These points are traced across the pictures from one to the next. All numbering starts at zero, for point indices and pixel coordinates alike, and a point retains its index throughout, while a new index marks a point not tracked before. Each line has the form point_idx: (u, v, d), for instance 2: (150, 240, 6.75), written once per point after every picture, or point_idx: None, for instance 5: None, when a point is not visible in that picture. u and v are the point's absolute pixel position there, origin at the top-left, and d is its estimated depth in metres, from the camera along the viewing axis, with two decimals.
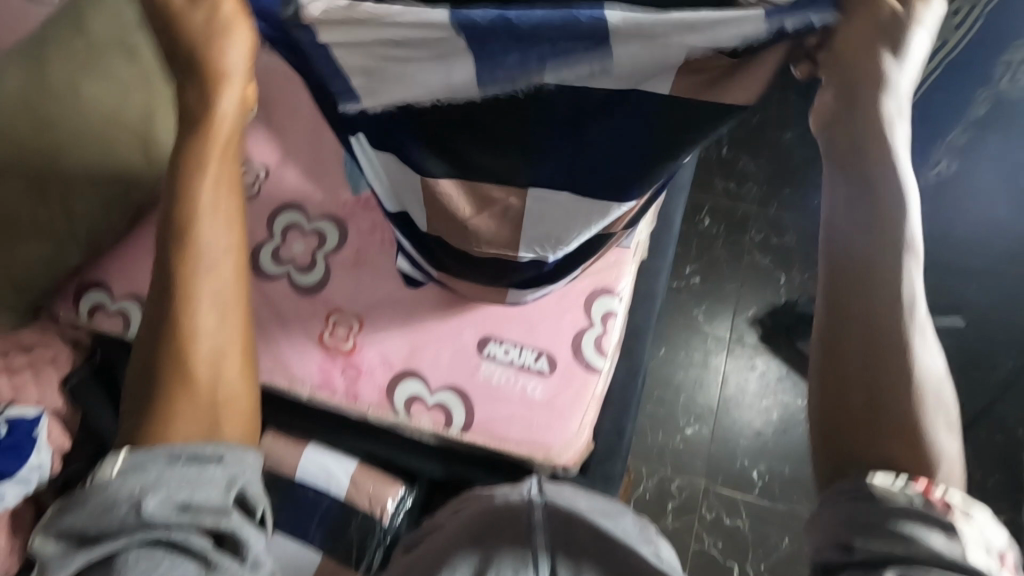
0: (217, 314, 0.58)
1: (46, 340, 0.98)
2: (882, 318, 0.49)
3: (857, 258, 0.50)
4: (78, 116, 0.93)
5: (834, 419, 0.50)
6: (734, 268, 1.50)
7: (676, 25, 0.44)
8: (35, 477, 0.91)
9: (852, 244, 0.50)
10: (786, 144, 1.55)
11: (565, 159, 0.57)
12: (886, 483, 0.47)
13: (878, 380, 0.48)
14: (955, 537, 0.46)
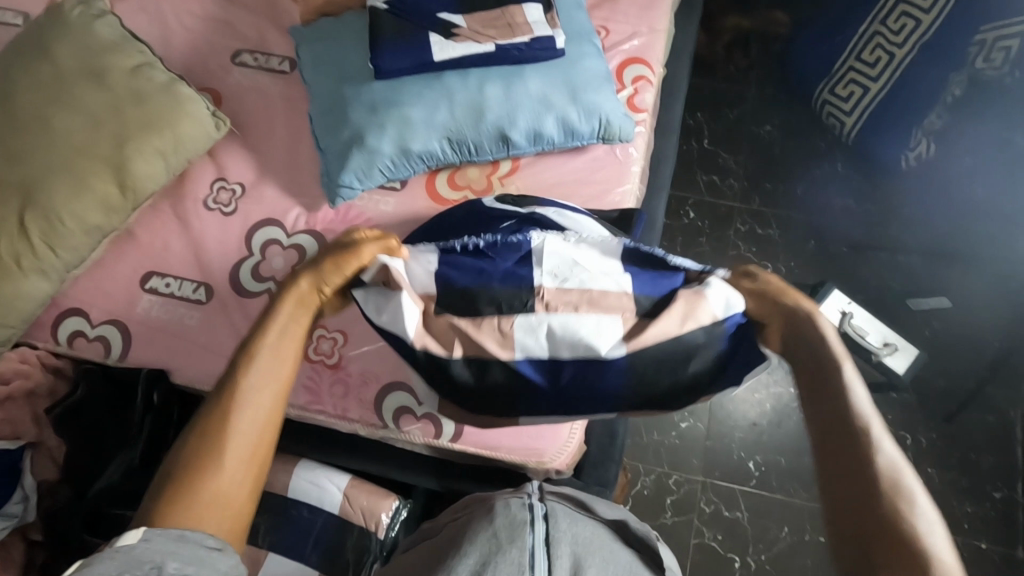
0: (258, 414, 0.62)
1: (24, 371, 0.94)
2: (853, 441, 0.58)
3: (816, 384, 0.63)
4: (47, 143, 0.92)
5: (842, 536, 0.55)
6: (719, 259, 1.51)
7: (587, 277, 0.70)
8: (20, 511, 0.89)
9: (820, 387, 0.63)
10: (764, 136, 1.61)
11: (571, 400, 0.71)
12: None
13: (867, 494, 0.55)
14: None
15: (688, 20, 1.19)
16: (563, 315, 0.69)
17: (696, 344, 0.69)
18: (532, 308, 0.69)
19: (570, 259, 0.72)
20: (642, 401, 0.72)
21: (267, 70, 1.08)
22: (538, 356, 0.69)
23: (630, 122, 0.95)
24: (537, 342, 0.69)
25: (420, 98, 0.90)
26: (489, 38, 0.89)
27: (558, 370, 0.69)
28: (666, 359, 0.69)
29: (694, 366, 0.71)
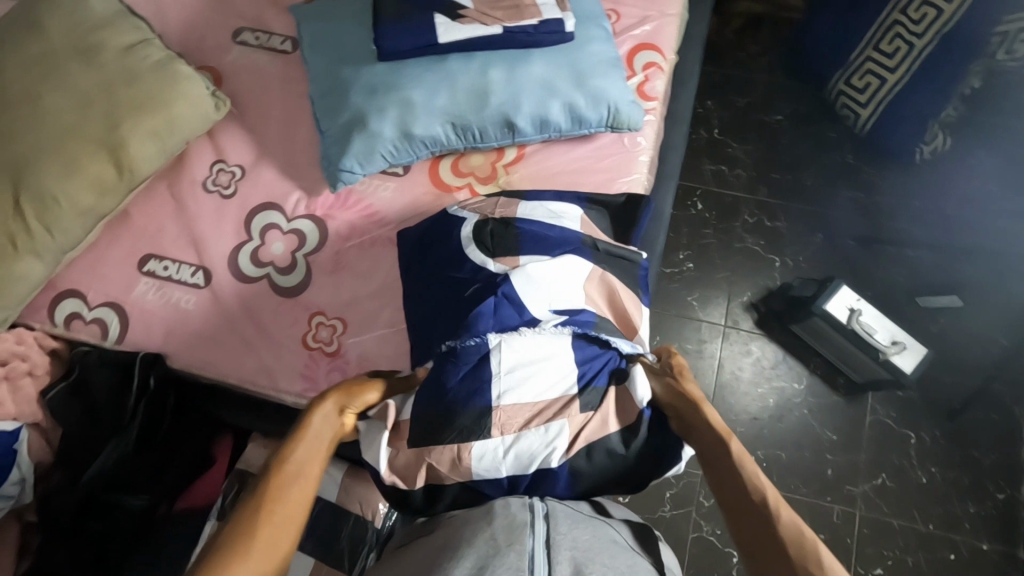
0: (294, 507, 0.60)
1: (21, 353, 0.93)
2: (760, 529, 0.60)
3: (717, 471, 0.66)
4: (39, 121, 0.89)
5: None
6: (725, 251, 1.49)
7: (534, 390, 0.71)
8: (16, 492, 0.89)
9: (705, 445, 0.68)
10: (774, 125, 1.57)
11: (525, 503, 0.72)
12: None
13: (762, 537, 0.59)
14: None
15: (701, 3, 1.16)
16: (514, 434, 0.69)
17: (627, 450, 0.71)
18: (486, 433, 0.69)
19: (520, 371, 0.71)
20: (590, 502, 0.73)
21: (267, 49, 1.06)
22: (494, 476, 0.68)
23: (638, 111, 0.92)
24: (493, 465, 0.68)
25: (423, 80, 0.87)
26: (496, 21, 0.85)
27: (515, 488, 0.69)
28: (604, 466, 0.71)
29: (635, 458, 0.72)
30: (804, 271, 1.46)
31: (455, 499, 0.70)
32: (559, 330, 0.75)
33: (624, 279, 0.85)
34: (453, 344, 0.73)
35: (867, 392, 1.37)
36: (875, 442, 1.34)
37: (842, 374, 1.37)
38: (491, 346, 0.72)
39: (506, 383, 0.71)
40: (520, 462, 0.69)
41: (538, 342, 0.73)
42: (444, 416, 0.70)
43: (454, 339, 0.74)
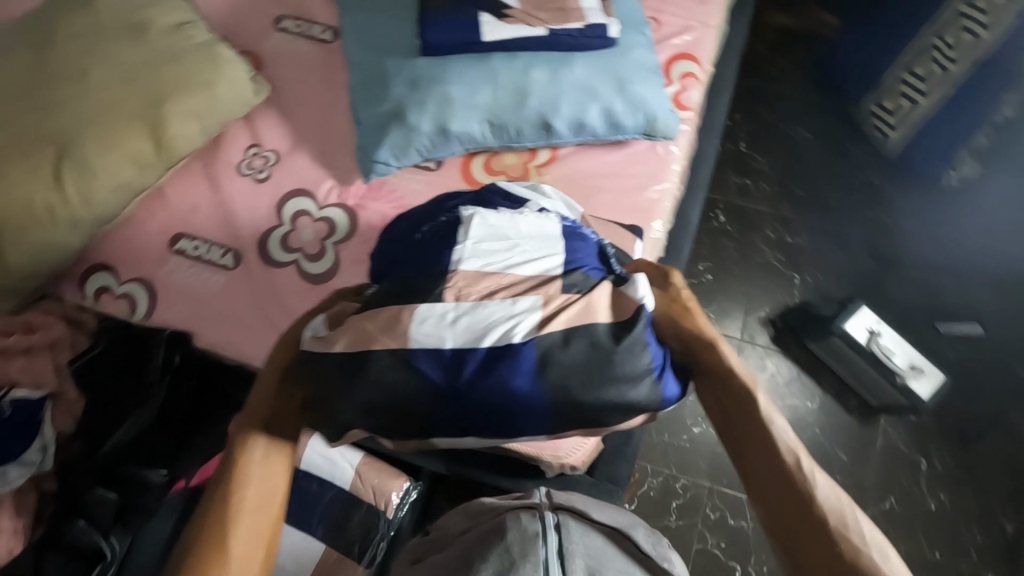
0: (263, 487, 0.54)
1: (48, 321, 0.94)
2: (803, 519, 0.47)
3: (736, 434, 0.53)
4: (82, 93, 0.90)
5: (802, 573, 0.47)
6: (746, 265, 1.48)
7: (507, 260, 0.58)
8: (40, 458, 0.88)
9: (728, 400, 0.54)
10: (799, 139, 1.55)
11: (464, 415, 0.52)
12: None
13: (802, 522, 0.47)
14: None
15: (740, 17, 1.16)
16: (472, 300, 0.54)
17: (615, 342, 0.52)
18: (438, 295, 0.54)
19: (493, 237, 0.59)
20: (558, 426, 0.52)
21: (308, 37, 1.07)
22: (435, 344, 0.51)
23: (675, 122, 0.93)
24: (437, 327, 0.52)
25: (464, 77, 0.88)
26: (541, 22, 0.85)
27: (459, 365, 0.51)
28: (587, 366, 0.51)
29: (628, 359, 0.52)
30: (824, 289, 1.44)
31: (379, 377, 0.51)
32: (547, 219, 0.64)
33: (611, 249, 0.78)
34: (426, 232, 0.64)
35: (881, 415, 1.36)
36: (885, 466, 1.33)
37: (855, 395, 1.37)
38: (465, 216, 0.61)
39: (476, 245, 0.58)
40: (472, 330, 0.52)
41: (520, 219, 0.62)
42: (405, 281, 0.57)
43: (428, 229, 0.64)
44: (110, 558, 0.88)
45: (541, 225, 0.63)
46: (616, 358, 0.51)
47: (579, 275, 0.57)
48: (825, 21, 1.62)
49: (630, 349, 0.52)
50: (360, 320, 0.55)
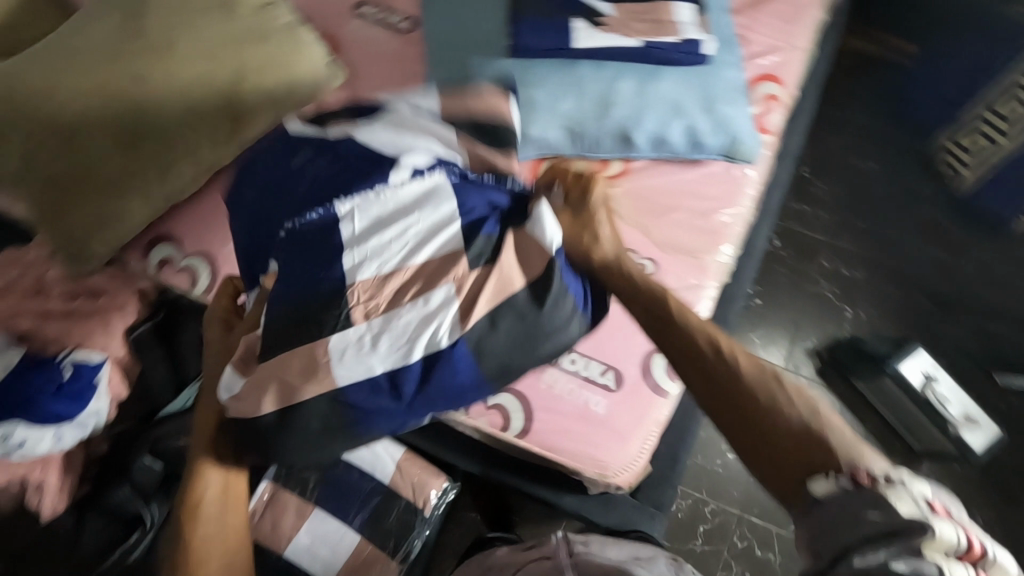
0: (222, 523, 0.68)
1: (116, 288, 0.95)
2: (757, 396, 0.61)
3: (669, 341, 0.69)
4: (166, 66, 0.90)
5: (747, 439, 0.59)
6: (797, 293, 1.44)
7: (407, 251, 0.67)
8: (92, 422, 0.92)
9: (655, 315, 0.70)
10: (866, 169, 1.49)
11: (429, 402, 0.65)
12: (827, 484, 0.53)
13: (731, 391, 0.62)
14: (894, 508, 0.48)
15: (828, 45, 1.13)
16: (379, 319, 0.64)
17: (535, 304, 0.66)
18: (347, 320, 0.63)
19: (384, 241, 0.67)
20: (504, 380, 0.68)
21: (386, 26, 1.06)
22: (369, 375, 0.63)
23: (757, 147, 0.90)
24: (359, 356, 0.63)
25: (548, 82, 0.86)
26: (637, 34, 0.82)
27: (400, 385, 0.63)
28: (522, 336, 0.66)
29: (549, 317, 0.67)
30: (877, 326, 1.39)
31: (318, 412, 0.62)
32: (419, 183, 0.70)
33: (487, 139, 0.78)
34: (293, 231, 0.68)
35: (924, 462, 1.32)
36: None
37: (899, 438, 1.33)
38: (347, 230, 0.67)
39: (365, 255, 0.66)
40: (398, 347, 0.63)
41: (400, 197, 0.69)
42: (301, 306, 0.64)
43: (295, 225, 0.69)
44: (150, 524, 0.95)
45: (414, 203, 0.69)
46: (543, 319, 0.67)
47: (482, 254, 0.67)
48: (902, 48, 1.55)
49: (554, 304, 0.67)
50: (274, 368, 0.63)
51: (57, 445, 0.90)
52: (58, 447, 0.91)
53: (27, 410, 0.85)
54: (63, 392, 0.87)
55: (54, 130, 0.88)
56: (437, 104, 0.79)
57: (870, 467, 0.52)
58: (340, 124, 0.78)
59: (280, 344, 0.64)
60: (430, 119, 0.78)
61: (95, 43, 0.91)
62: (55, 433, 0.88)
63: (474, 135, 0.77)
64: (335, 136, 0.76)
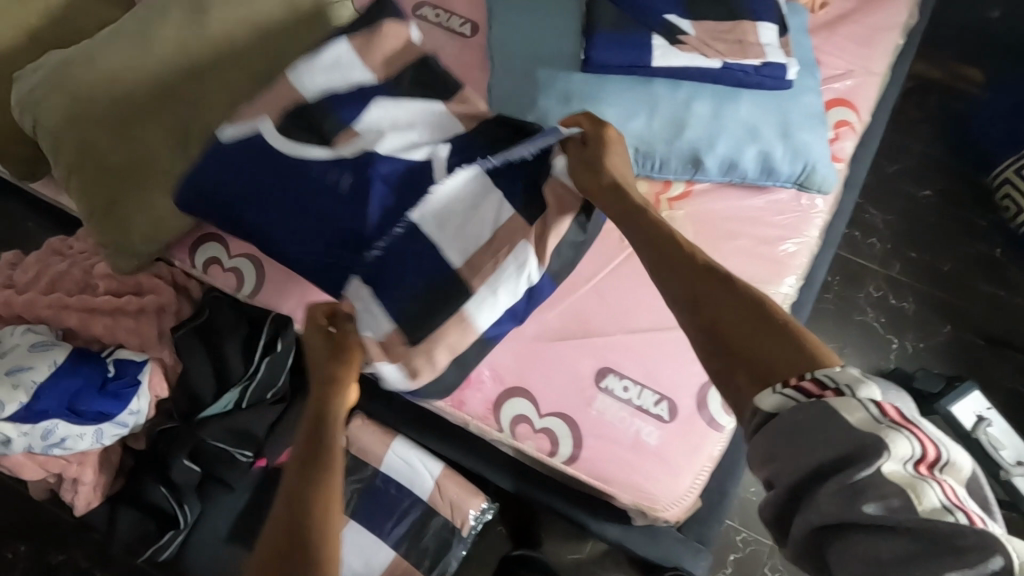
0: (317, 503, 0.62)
1: (159, 288, 0.93)
2: (725, 299, 0.61)
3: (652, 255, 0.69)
4: (234, 65, 0.87)
5: (717, 347, 0.59)
6: (843, 321, 1.41)
7: (489, 223, 0.76)
8: (132, 422, 0.88)
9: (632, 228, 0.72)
10: (921, 200, 1.47)
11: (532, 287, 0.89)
12: (775, 398, 0.52)
13: (702, 302, 0.62)
14: (850, 420, 0.47)
15: (901, 64, 1.07)
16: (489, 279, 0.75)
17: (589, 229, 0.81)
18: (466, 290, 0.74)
19: (467, 225, 0.75)
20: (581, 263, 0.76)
21: (446, 29, 1.03)
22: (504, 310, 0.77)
23: (833, 175, 0.87)
24: (490, 302, 0.75)
25: (620, 99, 0.83)
26: (717, 54, 0.79)
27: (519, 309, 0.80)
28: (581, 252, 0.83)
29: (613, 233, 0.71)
30: (924, 360, 1.37)
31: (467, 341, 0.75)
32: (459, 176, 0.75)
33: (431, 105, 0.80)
34: (386, 249, 0.73)
35: None
36: None
37: None
38: (425, 228, 0.74)
39: (460, 250, 0.75)
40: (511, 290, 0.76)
41: (453, 186, 0.75)
42: (422, 299, 0.73)
43: (385, 244, 0.73)
44: (183, 524, 0.92)
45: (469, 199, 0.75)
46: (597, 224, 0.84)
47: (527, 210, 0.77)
48: (970, 76, 1.51)
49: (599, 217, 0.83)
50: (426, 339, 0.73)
51: (96, 442, 0.87)
52: (96, 445, 0.87)
53: (67, 410, 0.84)
54: (105, 390, 0.86)
55: (119, 130, 0.85)
56: (366, 65, 0.81)
57: (819, 375, 0.51)
58: (341, 136, 0.77)
59: (409, 320, 0.73)
60: (389, 98, 0.80)
61: (155, 33, 0.88)
62: (96, 431, 0.86)
63: (421, 92, 0.82)
64: (357, 150, 0.76)
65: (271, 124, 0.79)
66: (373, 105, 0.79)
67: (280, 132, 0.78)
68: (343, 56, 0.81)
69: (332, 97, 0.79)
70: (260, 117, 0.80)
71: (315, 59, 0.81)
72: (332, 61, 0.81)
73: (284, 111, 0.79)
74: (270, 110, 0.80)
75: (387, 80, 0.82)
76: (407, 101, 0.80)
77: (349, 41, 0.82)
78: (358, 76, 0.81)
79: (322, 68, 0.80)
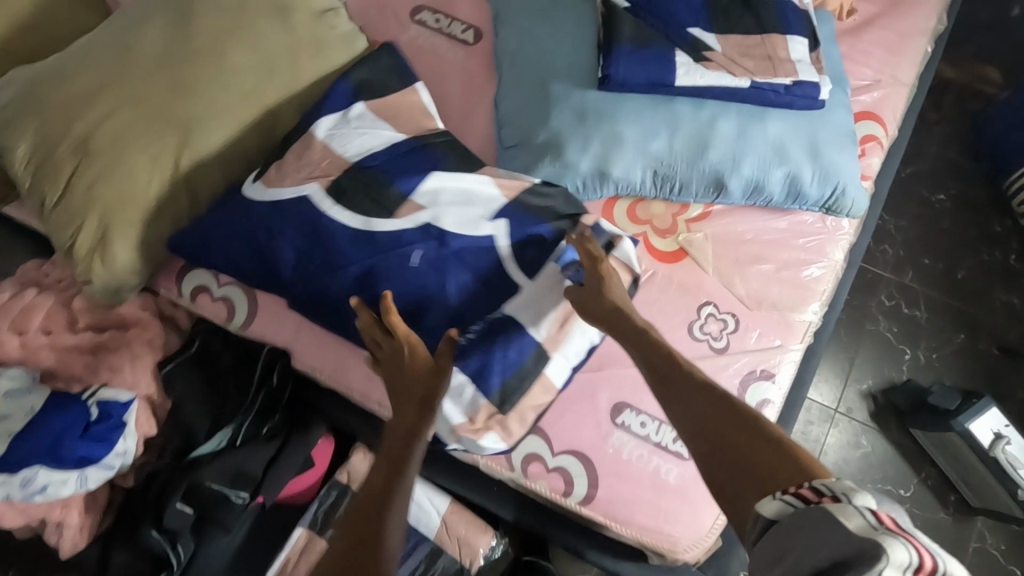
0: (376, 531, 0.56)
1: (144, 320, 0.87)
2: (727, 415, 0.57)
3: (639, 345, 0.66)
4: (217, 78, 0.77)
5: (704, 449, 0.57)
6: (855, 331, 1.37)
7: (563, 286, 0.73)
8: (119, 464, 0.84)
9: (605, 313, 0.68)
10: (936, 206, 1.43)
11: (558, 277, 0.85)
12: (773, 506, 0.48)
13: (691, 399, 0.59)
14: (846, 519, 0.44)
15: (929, 72, 1.01)
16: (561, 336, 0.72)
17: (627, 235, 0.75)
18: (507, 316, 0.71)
19: (546, 294, 0.72)
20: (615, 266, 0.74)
21: (447, 35, 0.95)
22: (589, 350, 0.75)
23: (863, 197, 0.81)
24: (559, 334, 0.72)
25: (640, 118, 0.77)
26: (745, 72, 0.73)
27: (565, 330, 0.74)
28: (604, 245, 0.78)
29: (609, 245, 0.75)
30: (937, 370, 1.34)
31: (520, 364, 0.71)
32: (463, 220, 0.72)
33: (444, 152, 0.76)
34: (421, 261, 0.70)
35: (978, 517, 1.27)
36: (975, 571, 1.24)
37: (955, 490, 1.28)
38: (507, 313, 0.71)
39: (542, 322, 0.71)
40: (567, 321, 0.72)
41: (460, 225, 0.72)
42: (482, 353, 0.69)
43: (421, 255, 0.71)
44: (177, 565, 0.86)
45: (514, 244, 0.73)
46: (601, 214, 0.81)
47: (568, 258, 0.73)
48: (989, 76, 1.47)
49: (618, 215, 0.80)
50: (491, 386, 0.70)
51: (79, 487, 0.82)
52: (81, 488, 0.82)
53: (50, 454, 0.78)
54: (90, 434, 0.80)
55: (88, 151, 0.75)
56: (392, 125, 0.77)
57: (817, 482, 0.48)
58: (405, 207, 0.72)
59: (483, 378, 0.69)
60: (447, 165, 0.75)
61: (135, 43, 0.78)
62: (80, 477, 0.80)
63: (463, 154, 0.77)
64: (426, 223, 0.72)
65: (320, 188, 0.73)
66: (432, 173, 0.74)
67: (334, 200, 0.72)
68: (367, 120, 0.76)
69: (377, 160, 0.74)
70: (307, 182, 0.73)
71: (330, 119, 0.76)
72: (357, 123, 0.76)
73: (334, 173, 0.73)
74: (315, 171, 0.73)
75: (420, 138, 0.76)
76: (468, 169, 0.75)
77: (366, 103, 0.77)
78: (389, 135, 0.76)
79: (346, 129, 0.76)
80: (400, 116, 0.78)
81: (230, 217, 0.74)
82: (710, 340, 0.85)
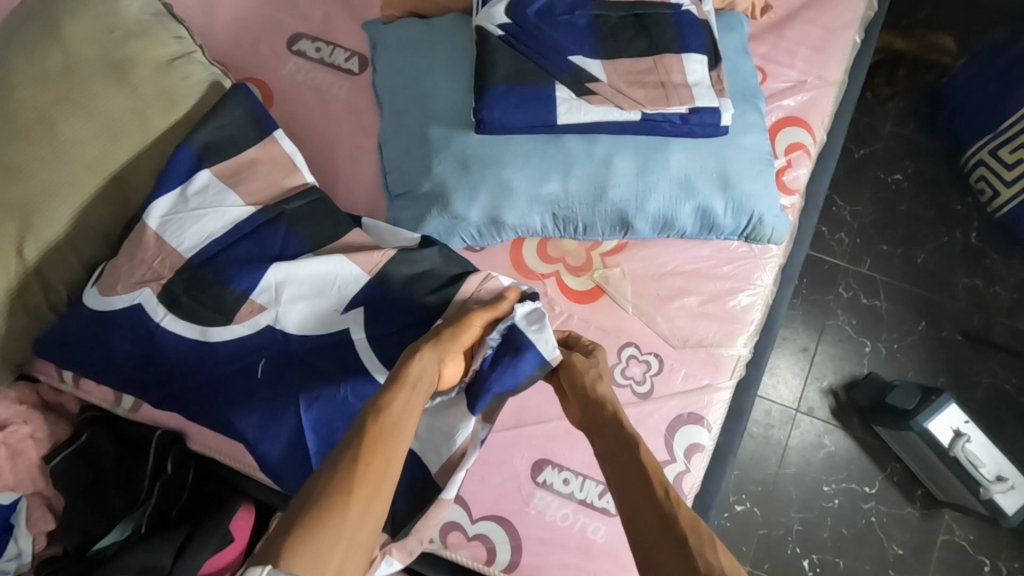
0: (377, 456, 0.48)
1: (24, 415, 0.80)
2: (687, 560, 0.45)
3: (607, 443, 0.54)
4: (52, 154, 0.69)
5: None
6: (815, 326, 1.31)
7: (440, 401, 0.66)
8: (12, 568, 0.78)
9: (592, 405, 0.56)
10: (892, 187, 1.36)
11: None
12: None
13: (660, 529, 0.47)
14: None
15: (863, 63, 0.93)
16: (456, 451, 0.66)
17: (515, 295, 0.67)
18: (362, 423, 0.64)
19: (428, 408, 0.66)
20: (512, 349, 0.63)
21: (327, 66, 0.86)
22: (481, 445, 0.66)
23: (784, 222, 0.74)
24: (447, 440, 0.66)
25: (527, 160, 0.70)
26: (635, 104, 0.66)
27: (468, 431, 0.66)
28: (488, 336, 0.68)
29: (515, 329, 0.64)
30: (899, 362, 1.28)
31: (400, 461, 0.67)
32: (311, 318, 0.66)
33: (297, 228, 0.70)
34: (268, 370, 0.65)
35: (946, 509, 1.22)
36: (944, 565, 1.21)
37: (921, 485, 1.23)
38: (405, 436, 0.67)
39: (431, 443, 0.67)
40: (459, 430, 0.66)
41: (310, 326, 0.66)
42: None
43: (267, 364, 0.66)
44: None
45: (383, 320, 0.66)
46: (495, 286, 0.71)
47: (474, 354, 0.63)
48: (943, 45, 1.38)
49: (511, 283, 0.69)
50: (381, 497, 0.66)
51: None
52: None
53: None
54: None
55: None
56: (238, 194, 0.71)
57: None
58: (244, 308, 0.67)
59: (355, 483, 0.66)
60: (297, 248, 0.69)
61: None
62: None
63: (319, 220, 0.71)
64: (268, 324, 0.66)
65: (153, 294, 0.67)
66: (274, 260, 0.68)
67: (167, 309, 0.67)
68: (210, 192, 0.70)
69: (212, 251, 0.68)
70: (139, 287, 0.68)
71: (169, 206, 0.70)
72: (196, 202, 0.70)
73: (167, 275, 0.68)
74: (148, 273, 0.68)
75: (271, 207, 0.70)
76: (317, 249, 0.69)
77: (211, 171, 0.71)
78: (232, 211, 0.70)
79: (183, 215, 0.69)
80: (262, 177, 0.72)
81: (82, 334, 0.68)
82: (632, 386, 0.78)
